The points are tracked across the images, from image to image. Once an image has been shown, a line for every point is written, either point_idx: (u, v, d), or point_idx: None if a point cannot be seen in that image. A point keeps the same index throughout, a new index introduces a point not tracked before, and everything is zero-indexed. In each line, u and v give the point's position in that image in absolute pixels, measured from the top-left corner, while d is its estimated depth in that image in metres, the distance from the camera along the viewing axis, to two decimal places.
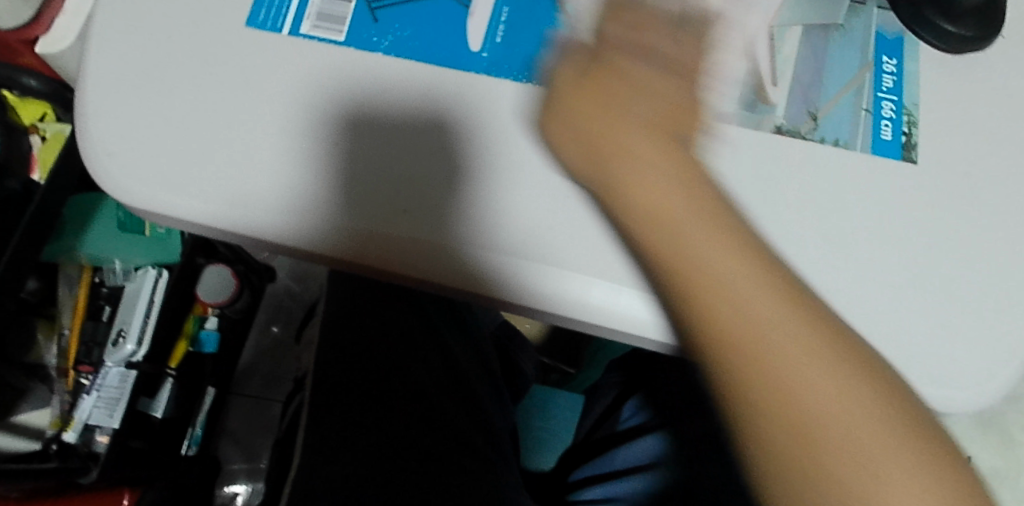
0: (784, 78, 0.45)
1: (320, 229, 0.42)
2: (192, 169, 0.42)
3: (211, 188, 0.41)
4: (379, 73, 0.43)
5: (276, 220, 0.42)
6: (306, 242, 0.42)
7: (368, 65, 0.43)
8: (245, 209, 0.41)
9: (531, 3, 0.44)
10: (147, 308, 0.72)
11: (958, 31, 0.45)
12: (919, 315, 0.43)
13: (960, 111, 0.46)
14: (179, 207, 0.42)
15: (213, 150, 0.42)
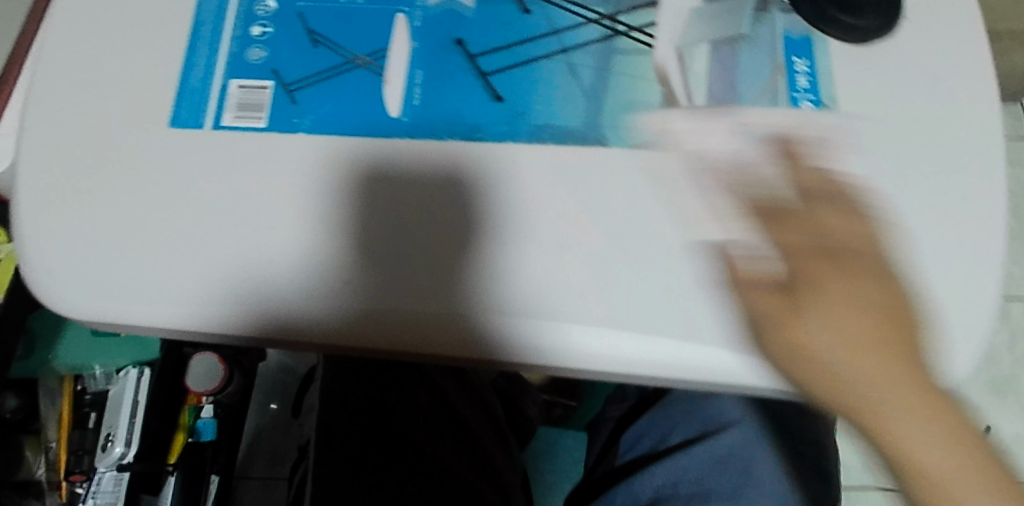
0: (698, 94, 0.46)
1: (235, 304, 0.42)
2: (121, 273, 0.42)
3: (136, 290, 0.42)
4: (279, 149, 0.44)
5: (188, 304, 0.41)
6: (223, 320, 0.42)
7: (272, 147, 0.44)
8: (160, 302, 0.42)
9: (447, 65, 0.46)
10: (132, 410, 0.74)
11: (858, 23, 0.47)
12: None
13: (877, 100, 0.46)
14: (120, 310, 0.42)
15: (141, 253, 0.42)
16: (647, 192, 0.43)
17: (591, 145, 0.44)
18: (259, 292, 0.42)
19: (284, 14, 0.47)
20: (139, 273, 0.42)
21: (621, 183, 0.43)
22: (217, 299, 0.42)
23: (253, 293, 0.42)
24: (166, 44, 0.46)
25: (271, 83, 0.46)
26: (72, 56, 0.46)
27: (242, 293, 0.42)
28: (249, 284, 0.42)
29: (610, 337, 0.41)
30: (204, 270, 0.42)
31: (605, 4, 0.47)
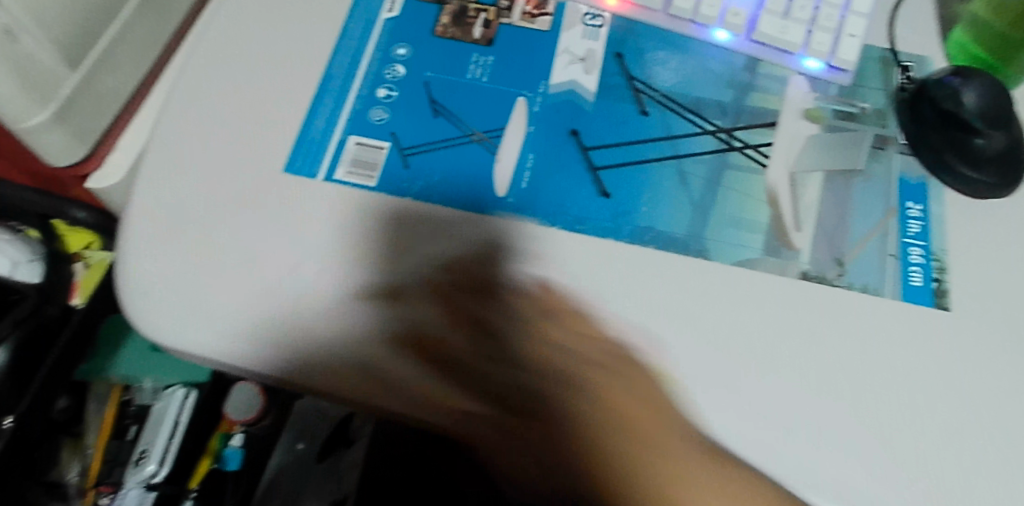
0: (808, 223, 0.45)
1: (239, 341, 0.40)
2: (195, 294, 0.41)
3: (191, 313, 0.41)
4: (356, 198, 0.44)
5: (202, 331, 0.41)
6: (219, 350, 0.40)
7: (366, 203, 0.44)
8: (185, 323, 0.41)
9: (563, 153, 0.46)
10: (171, 430, 0.74)
11: (980, 177, 0.46)
12: (966, 480, 0.39)
13: (988, 255, 0.45)
14: (173, 333, 0.41)
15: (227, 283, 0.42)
16: (743, 314, 0.42)
17: (695, 257, 0.44)
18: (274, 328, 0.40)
19: (410, 81, 0.48)
20: (214, 303, 0.41)
21: (718, 299, 0.42)
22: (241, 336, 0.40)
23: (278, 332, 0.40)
24: (295, 91, 0.48)
25: (386, 144, 0.46)
26: (204, 85, 0.48)
27: (259, 331, 0.40)
28: (269, 317, 0.41)
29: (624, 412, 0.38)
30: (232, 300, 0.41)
31: (723, 118, 0.48)
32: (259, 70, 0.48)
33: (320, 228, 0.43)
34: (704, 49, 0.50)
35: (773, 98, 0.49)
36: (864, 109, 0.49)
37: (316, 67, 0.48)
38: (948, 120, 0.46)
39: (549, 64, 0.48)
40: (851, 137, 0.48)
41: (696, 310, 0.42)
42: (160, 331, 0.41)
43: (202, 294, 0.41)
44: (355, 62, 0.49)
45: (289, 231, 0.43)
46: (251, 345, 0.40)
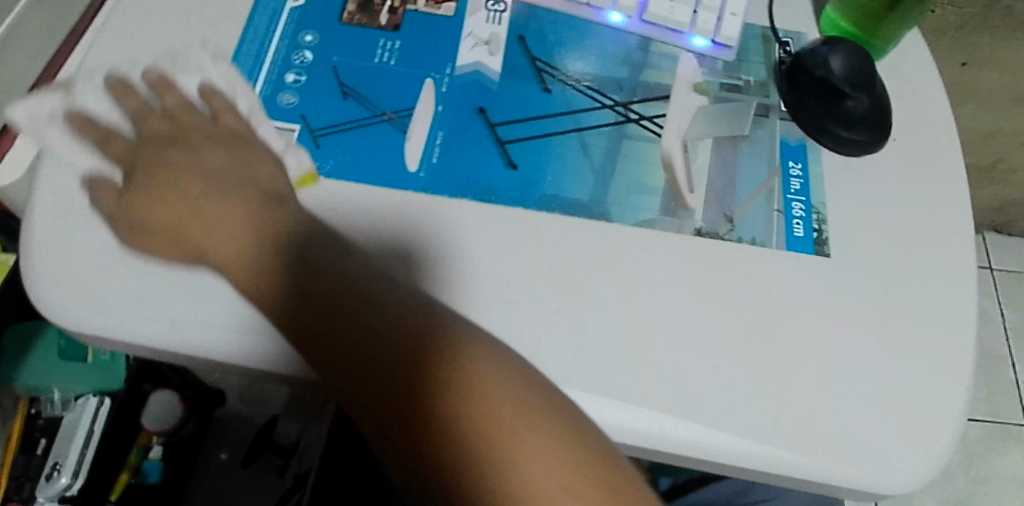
0: (700, 185, 0.49)
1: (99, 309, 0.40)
2: (94, 271, 0.41)
3: (88, 287, 0.40)
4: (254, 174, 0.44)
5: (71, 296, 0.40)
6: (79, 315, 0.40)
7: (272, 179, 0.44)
8: (62, 291, 0.40)
9: (470, 129, 0.48)
10: (84, 442, 0.72)
11: (853, 136, 0.50)
12: (853, 404, 0.42)
13: (860, 208, 0.50)
14: (66, 305, 0.40)
15: (130, 260, 0.41)
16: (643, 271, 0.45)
17: (598, 221, 0.46)
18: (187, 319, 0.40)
19: (318, 65, 0.49)
20: (97, 274, 0.41)
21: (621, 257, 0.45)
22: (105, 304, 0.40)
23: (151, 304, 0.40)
24: (204, 78, 0.48)
25: (298, 127, 0.47)
26: (107, 66, 0.47)
27: (126, 307, 0.40)
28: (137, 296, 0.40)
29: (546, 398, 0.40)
30: (103, 272, 0.41)
31: (620, 93, 0.51)
32: (162, 52, 0.48)
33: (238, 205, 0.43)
34: (600, 30, 0.53)
35: (666, 74, 0.52)
36: (747, 82, 0.53)
37: (223, 53, 0.49)
38: (822, 86, 0.50)
39: (455, 47, 0.50)
40: (737, 107, 0.52)
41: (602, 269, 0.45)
42: (78, 317, 0.40)
43: (102, 270, 0.41)
44: (264, 48, 0.49)
45: (228, 217, 0.43)
46: (113, 318, 0.40)
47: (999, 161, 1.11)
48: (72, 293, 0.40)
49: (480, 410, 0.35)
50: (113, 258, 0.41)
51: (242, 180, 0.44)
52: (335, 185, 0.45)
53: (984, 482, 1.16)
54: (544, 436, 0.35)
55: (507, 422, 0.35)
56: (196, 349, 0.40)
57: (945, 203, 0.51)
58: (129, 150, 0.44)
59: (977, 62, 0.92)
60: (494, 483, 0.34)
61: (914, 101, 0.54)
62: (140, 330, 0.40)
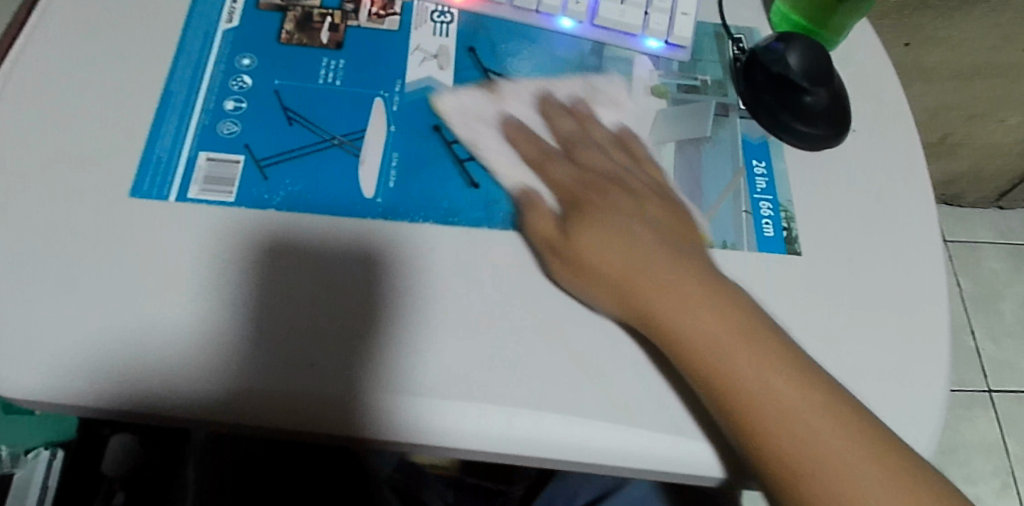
0: (667, 190, 0.48)
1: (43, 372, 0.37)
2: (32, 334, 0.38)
3: (27, 352, 0.38)
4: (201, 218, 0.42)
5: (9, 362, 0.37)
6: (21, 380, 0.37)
7: (220, 221, 0.42)
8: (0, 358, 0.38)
9: (426, 148, 0.46)
10: (34, 500, 0.64)
11: (813, 130, 0.50)
12: None
13: (826, 203, 0.49)
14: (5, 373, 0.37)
15: (72, 320, 0.39)
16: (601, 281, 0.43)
17: None
18: (124, 371, 0.38)
19: (259, 90, 0.46)
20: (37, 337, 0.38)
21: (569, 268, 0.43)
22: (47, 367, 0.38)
23: (99, 363, 0.38)
24: (135, 116, 0.45)
25: (242, 157, 0.44)
26: (30, 120, 0.44)
27: (70, 367, 0.38)
28: (83, 356, 0.38)
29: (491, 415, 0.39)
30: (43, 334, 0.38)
31: (579, 101, 0.49)
32: (94, 98, 0.45)
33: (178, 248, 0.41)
34: (551, 37, 0.51)
35: (621, 79, 0.51)
36: (704, 81, 0.52)
37: (155, 88, 0.46)
38: (779, 81, 0.49)
39: (403, 63, 0.48)
40: (696, 108, 0.51)
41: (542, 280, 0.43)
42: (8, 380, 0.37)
43: (40, 333, 0.38)
44: (198, 76, 0.47)
45: (205, 273, 0.41)
46: (57, 380, 0.37)
47: (947, 135, 1.13)
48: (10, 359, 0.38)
49: (735, 348, 0.38)
50: (53, 320, 0.39)
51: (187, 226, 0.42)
52: (288, 220, 0.43)
53: (956, 451, 1.18)
54: (819, 402, 0.36)
55: (744, 347, 0.38)
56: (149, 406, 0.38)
57: (907, 191, 0.50)
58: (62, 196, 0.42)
59: (919, 42, 0.93)
60: (775, 438, 0.36)
61: (868, 90, 0.54)
62: (92, 388, 0.38)
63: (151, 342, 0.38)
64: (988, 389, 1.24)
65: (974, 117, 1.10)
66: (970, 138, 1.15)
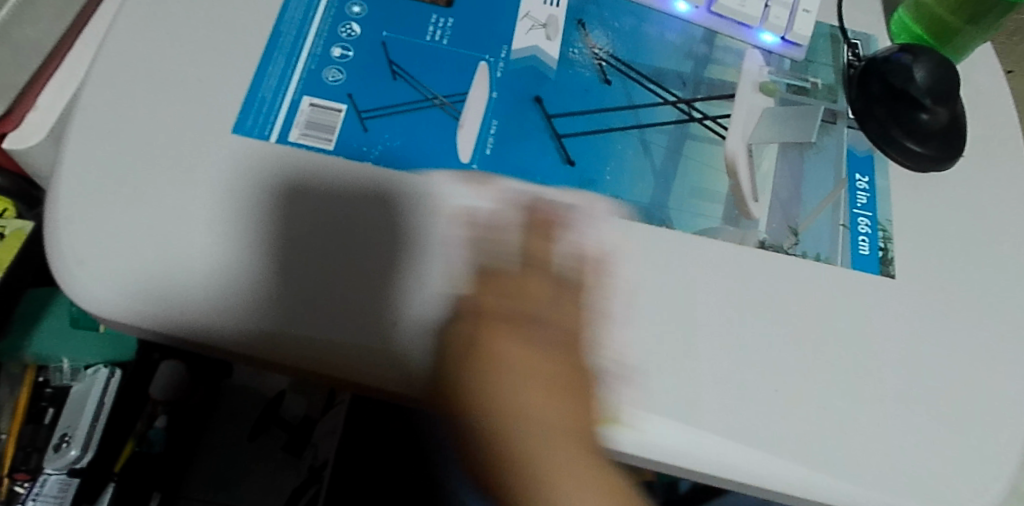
0: (764, 194, 0.46)
1: (125, 304, 0.39)
2: (139, 267, 0.39)
3: (127, 281, 0.39)
4: (311, 169, 0.42)
5: (110, 295, 0.39)
6: (113, 306, 0.39)
7: (327, 175, 0.42)
8: (102, 285, 0.39)
9: (525, 117, 0.46)
10: (95, 411, 0.69)
11: (924, 151, 0.48)
12: (908, 438, 0.41)
13: (926, 229, 0.48)
14: (110, 299, 0.39)
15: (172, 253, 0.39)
16: (752, 293, 0.43)
17: (673, 232, 0.44)
18: (186, 314, 0.38)
19: (366, 41, 0.46)
20: (140, 263, 0.39)
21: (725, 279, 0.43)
22: (139, 296, 0.38)
23: (203, 302, 0.38)
24: (245, 47, 0.45)
25: (344, 107, 0.44)
26: (138, 52, 0.44)
27: (160, 295, 0.39)
28: (170, 295, 0.39)
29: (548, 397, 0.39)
30: (139, 266, 0.39)
31: (683, 90, 0.48)
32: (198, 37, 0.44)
33: (260, 185, 0.41)
34: (662, 20, 0.51)
35: (730, 71, 0.50)
36: (815, 84, 0.51)
37: (265, 25, 0.46)
38: (899, 95, 0.47)
39: (511, 29, 0.48)
40: (806, 109, 0.49)
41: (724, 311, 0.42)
42: (92, 295, 0.39)
43: (138, 262, 0.39)
44: (307, 20, 0.46)
45: (297, 218, 0.41)
46: (146, 305, 0.39)
47: None
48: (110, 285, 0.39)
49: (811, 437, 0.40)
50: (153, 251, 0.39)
51: (291, 175, 0.42)
52: (387, 176, 0.42)
53: None
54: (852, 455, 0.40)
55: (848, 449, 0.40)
56: (188, 317, 0.38)
57: (1010, 227, 0.49)
58: (150, 111, 0.42)
59: (1017, 70, 0.90)
60: None
61: (979, 115, 0.52)
62: (137, 299, 0.39)
63: (273, 290, 0.39)
64: None
65: None
66: None
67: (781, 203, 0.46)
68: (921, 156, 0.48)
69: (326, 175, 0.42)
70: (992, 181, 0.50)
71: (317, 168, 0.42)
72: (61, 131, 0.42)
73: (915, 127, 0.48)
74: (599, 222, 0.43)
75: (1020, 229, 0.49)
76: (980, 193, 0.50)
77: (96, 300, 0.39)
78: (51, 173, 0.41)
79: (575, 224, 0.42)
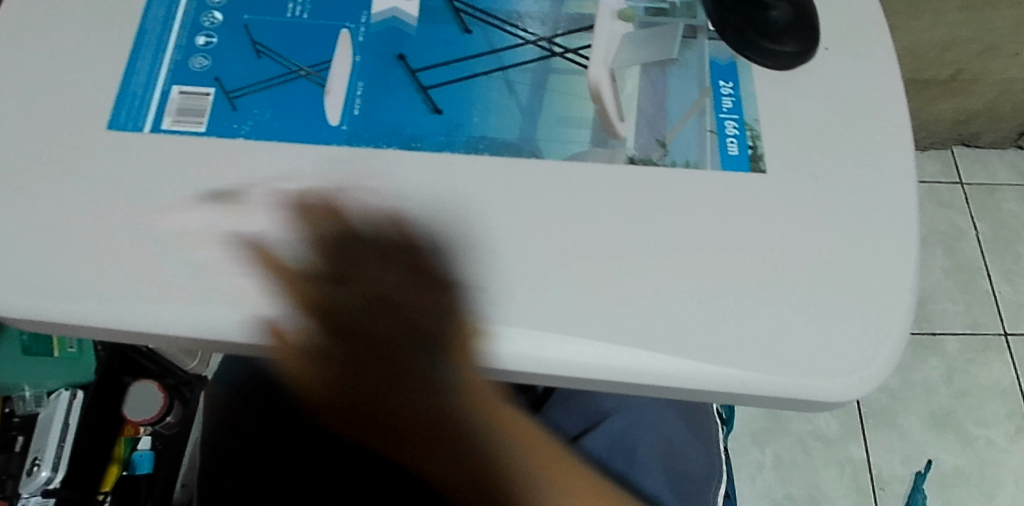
0: (629, 113, 0.48)
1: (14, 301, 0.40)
2: (26, 265, 0.40)
3: (14, 280, 0.40)
4: (185, 152, 0.44)
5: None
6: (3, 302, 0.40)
7: (204, 158, 0.44)
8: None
9: (391, 75, 0.48)
10: (62, 434, 0.71)
11: (780, 49, 0.50)
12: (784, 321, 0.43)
13: (794, 123, 0.49)
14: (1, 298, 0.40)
15: (56, 247, 0.41)
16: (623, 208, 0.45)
17: (543, 163, 0.46)
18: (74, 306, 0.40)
19: (229, 26, 0.48)
20: (27, 261, 0.41)
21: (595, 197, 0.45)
22: (27, 293, 0.40)
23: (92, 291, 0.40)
24: (110, 48, 0.47)
25: (211, 89, 0.46)
26: (8, 68, 0.46)
27: (48, 289, 0.40)
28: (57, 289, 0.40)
29: (495, 340, 0.41)
30: (27, 264, 0.40)
31: (542, 28, 0.50)
32: (64, 45, 0.46)
33: (134, 173, 0.43)
34: None
35: (587, 4, 0.51)
36: (672, 3, 0.52)
37: (128, 24, 0.47)
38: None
39: None
40: (663, 30, 0.51)
41: (597, 229, 0.45)
42: None
43: (25, 260, 0.41)
44: (169, 15, 0.48)
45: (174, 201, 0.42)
46: (34, 299, 0.40)
47: (960, 71, 1.10)
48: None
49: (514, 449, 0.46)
50: (38, 247, 0.41)
51: (168, 164, 0.43)
52: (260, 149, 0.44)
53: (966, 394, 1.14)
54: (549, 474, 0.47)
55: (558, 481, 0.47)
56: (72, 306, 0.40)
57: (878, 110, 0.50)
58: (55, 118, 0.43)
59: None
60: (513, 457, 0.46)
61: (842, 7, 0.54)
62: (25, 294, 0.40)
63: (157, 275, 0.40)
64: (1003, 331, 1.19)
65: (987, 50, 1.06)
66: (986, 74, 1.11)
67: (647, 117, 0.48)
68: (780, 55, 0.50)
69: (202, 158, 0.44)
70: (856, 69, 0.52)
71: (193, 153, 0.44)
72: None
73: (767, 26, 0.49)
74: (469, 163, 0.45)
75: (887, 111, 0.50)
76: (846, 82, 0.51)
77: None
78: None
79: (447, 174, 0.45)
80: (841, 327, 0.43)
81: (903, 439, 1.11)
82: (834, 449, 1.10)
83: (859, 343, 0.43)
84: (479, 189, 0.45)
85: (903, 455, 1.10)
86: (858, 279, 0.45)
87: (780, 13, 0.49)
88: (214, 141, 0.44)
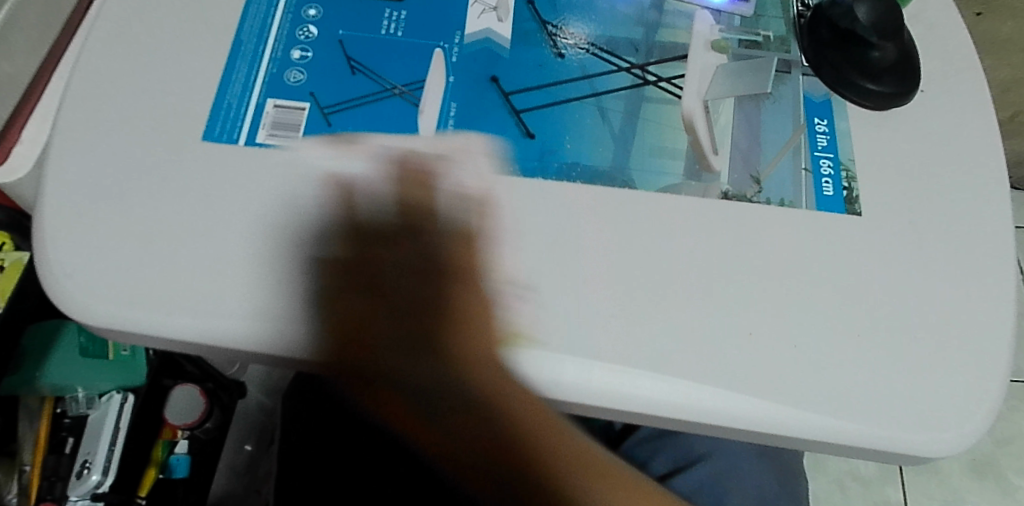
0: (723, 146, 0.48)
1: (114, 308, 0.41)
2: (125, 273, 0.41)
3: (113, 287, 0.41)
4: (279, 167, 0.44)
5: (97, 299, 0.41)
6: (102, 308, 0.41)
7: (298, 174, 0.44)
8: (91, 290, 0.41)
9: (483, 96, 0.47)
10: (112, 438, 0.71)
11: (878, 89, 0.49)
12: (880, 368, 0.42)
13: (888, 164, 0.48)
14: (100, 304, 0.41)
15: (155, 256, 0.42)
16: (716, 244, 0.44)
17: (636, 193, 0.45)
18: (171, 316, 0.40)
19: (325, 41, 0.48)
20: (126, 270, 0.41)
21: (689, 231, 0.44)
22: (126, 301, 0.41)
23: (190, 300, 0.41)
24: (209, 59, 0.47)
25: (307, 105, 0.46)
26: (109, 74, 0.46)
27: (148, 298, 0.41)
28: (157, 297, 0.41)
29: (575, 368, 0.40)
30: (125, 273, 0.41)
31: (636, 55, 0.50)
32: (164, 54, 0.47)
33: (232, 187, 0.43)
34: None
35: (682, 33, 0.51)
36: (766, 37, 0.52)
37: (227, 36, 0.48)
38: (846, 36, 0.48)
39: (463, 15, 0.49)
40: (758, 63, 0.50)
41: (691, 264, 0.44)
42: (80, 302, 0.41)
43: (124, 268, 0.41)
44: (266, 27, 0.49)
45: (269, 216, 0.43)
46: (134, 306, 0.41)
47: (1019, 113, 1.08)
48: (97, 290, 0.41)
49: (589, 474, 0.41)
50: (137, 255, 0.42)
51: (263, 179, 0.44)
52: (353, 167, 0.44)
53: (1010, 443, 1.11)
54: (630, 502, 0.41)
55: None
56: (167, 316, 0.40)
57: (974, 156, 0.49)
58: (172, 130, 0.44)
59: (993, 12, 0.90)
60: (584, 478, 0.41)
61: (936, 50, 0.53)
62: (126, 301, 0.41)
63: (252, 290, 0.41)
64: None
65: None
66: None
67: (741, 151, 0.47)
68: (875, 96, 0.49)
69: (297, 174, 0.44)
70: (952, 112, 0.51)
71: (288, 168, 0.44)
72: (43, 154, 0.45)
73: (867, 65, 0.48)
74: (562, 189, 0.45)
75: (983, 157, 0.49)
76: (941, 125, 0.50)
77: (84, 306, 0.41)
78: (35, 195, 0.44)
79: (538, 200, 0.44)
80: (938, 379, 0.42)
81: (944, 485, 1.08)
82: (874, 491, 1.07)
83: (956, 397, 0.42)
84: (572, 217, 0.44)
85: (943, 502, 1.07)
86: (955, 330, 0.44)
87: (882, 54, 0.48)
88: (308, 157, 0.44)
